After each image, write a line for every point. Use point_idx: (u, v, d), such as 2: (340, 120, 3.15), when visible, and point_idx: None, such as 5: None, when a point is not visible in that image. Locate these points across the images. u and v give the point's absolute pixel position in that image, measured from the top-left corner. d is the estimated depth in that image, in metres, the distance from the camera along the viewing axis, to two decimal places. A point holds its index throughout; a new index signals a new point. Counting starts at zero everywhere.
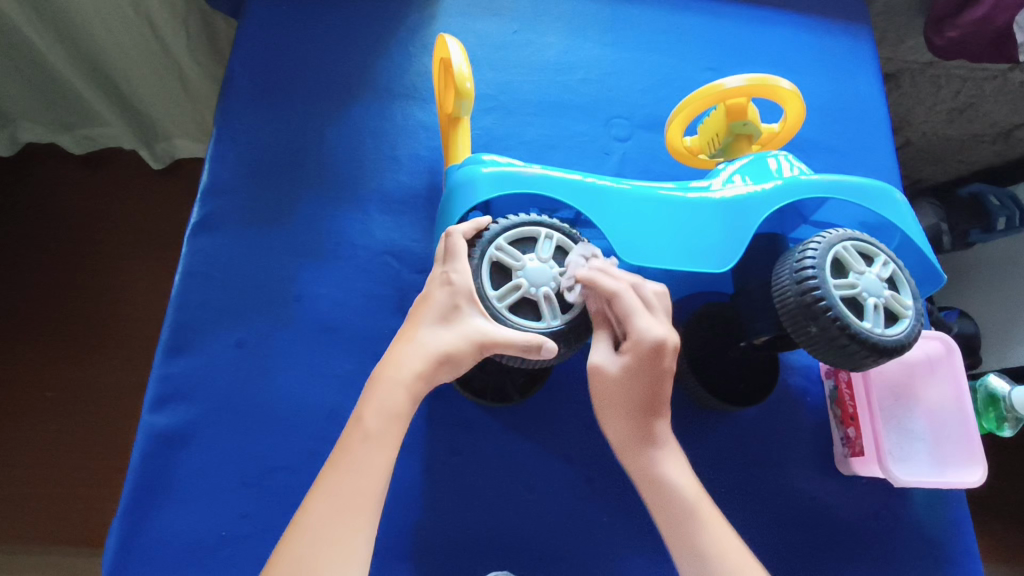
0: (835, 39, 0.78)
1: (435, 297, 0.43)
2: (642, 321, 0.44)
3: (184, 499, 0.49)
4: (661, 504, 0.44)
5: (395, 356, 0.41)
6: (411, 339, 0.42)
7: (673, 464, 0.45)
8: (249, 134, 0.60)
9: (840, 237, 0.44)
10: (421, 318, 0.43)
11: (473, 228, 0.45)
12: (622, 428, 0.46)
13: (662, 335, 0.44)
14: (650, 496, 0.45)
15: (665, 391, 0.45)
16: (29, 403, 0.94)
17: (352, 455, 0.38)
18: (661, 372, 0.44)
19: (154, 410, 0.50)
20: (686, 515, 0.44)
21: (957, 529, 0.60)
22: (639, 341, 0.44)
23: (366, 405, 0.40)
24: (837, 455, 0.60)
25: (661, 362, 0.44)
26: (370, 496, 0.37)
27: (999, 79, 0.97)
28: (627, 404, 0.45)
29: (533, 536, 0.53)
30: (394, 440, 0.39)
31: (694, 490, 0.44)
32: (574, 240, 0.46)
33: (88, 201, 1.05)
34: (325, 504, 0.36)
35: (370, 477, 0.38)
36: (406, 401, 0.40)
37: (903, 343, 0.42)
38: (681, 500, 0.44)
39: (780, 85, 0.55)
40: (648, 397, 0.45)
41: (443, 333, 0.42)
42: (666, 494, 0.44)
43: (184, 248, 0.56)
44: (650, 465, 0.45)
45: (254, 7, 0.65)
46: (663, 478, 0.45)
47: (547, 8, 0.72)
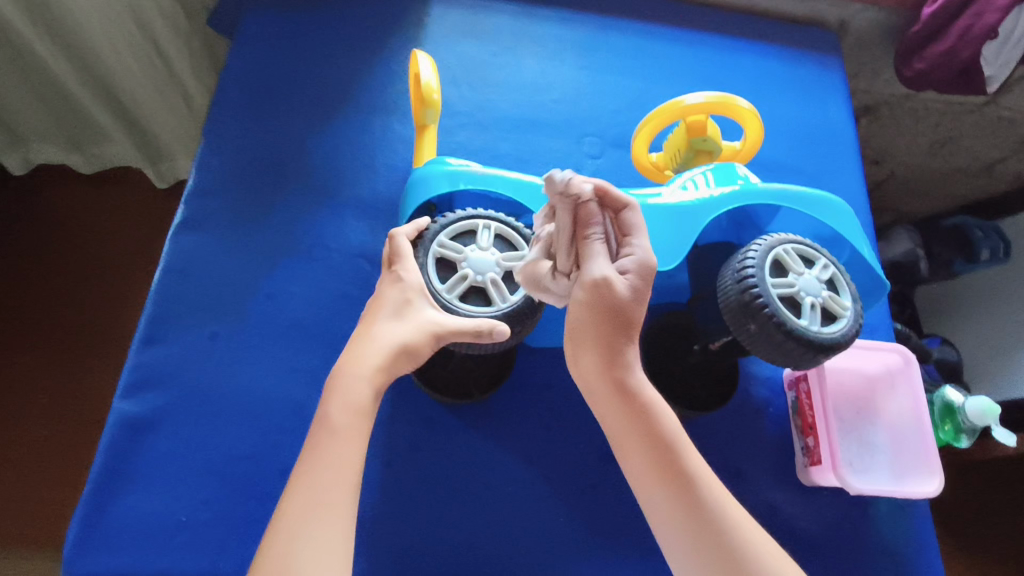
0: (806, 68, 0.81)
1: (386, 297, 0.44)
2: (594, 255, 0.39)
3: (148, 485, 0.50)
4: (643, 446, 0.40)
5: (352, 353, 0.41)
6: (367, 336, 0.42)
7: (651, 397, 0.40)
8: (235, 141, 0.64)
9: (781, 240, 0.46)
10: (376, 316, 0.43)
11: (415, 230, 0.47)
12: (593, 363, 0.40)
13: (611, 272, 0.39)
14: (627, 437, 0.40)
15: (633, 323, 0.39)
16: (21, 408, 0.96)
17: (322, 451, 0.38)
18: (617, 308, 0.38)
19: (125, 398, 0.52)
20: (669, 453, 0.39)
21: (920, 543, 0.59)
22: (586, 275, 0.39)
23: (330, 402, 0.39)
24: (798, 464, 0.60)
25: (614, 296, 0.38)
26: (344, 490, 0.37)
27: (976, 113, 0.99)
28: (591, 342, 0.39)
29: (491, 534, 0.53)
30: (363, 432, 0.39)
31: (676, 428, 0.40)
32: (514, 227, 0.49)
33: (93, 215, 1.09)
34: (299, 498, 0.36)
35: (342, 470, 0.37)
36: (370, 394, 0.40)
37: (841, 341, 0.43)
38: (665, 435, 0.39)
39: (738, 104, 0.59)
40: (613, 335, 0.39)
41: (398, 327, 0.43)
42: (648, 434, 0.40)
43: (166, 246, 0.58)
44: (632, 397, 0.40)
45: (247, 28, 0.70)
46: (645, 408, 0.40)
47: (527, 33, 0.76)
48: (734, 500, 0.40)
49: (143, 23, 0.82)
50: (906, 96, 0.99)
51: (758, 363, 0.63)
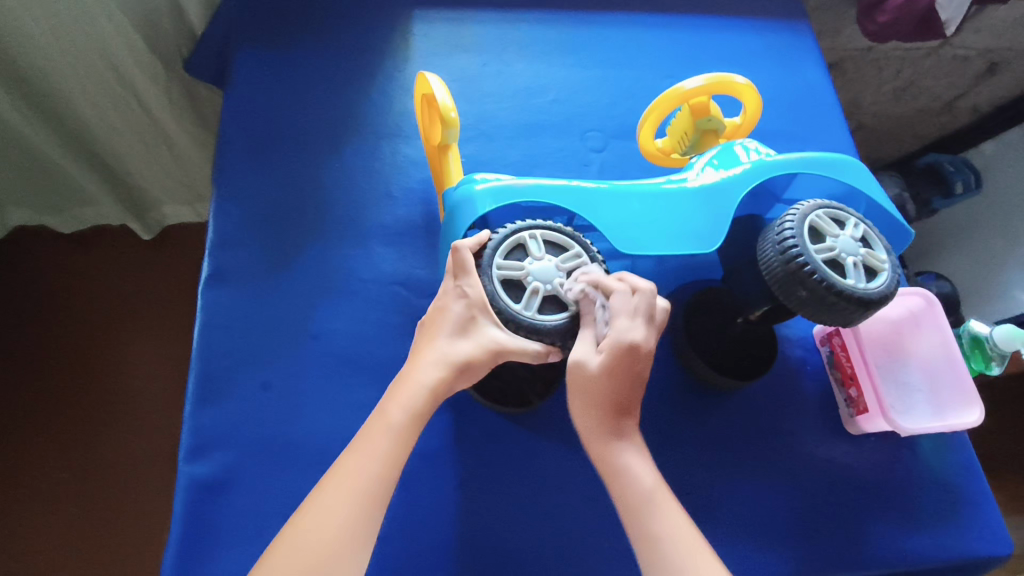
0: (778, 35, 0.84)
1: (452, 310, 0.46)
2: (626, 322, 0.45)
3: (230, 543, 0.50)
4: (622, 493, 0.45)
5: (417, 362, 0.45)
6: (431, 349, 0.46)
7: (636, 455, 0.45)
8: (247, 188, 0.64)
9: (813, 206, 0.48)
10: (441, 329, 0.46)
11: (477, 243, 0.47)
12: (591, 421, 0.46)
13: (642, 340, 0.45)
14: (613, 484, 0.45)
15: (636, 394, 0.46)
16: (46, 487, 0.94)
17: (371, 441, 0.42)
18: (635, 375, 0.45)
19: (191, 461, 0.52)
20: (643, 500, 0.44)
21: (966, 471, 0.62)
22: (615, 339, 0.45)
23: (389, 401, 0.44)
24: (843, 416, 0.63)
25: (634, 366, 0.45)
26: (383, 480, 0.41)
27: (933, 55, 1.03)
28: (599, 399, 0.46)
29: (571, 533, 0.55)
30: (411, 435, 0.43)
31: (654, 482, 0.45)
32: (557, 230, 0.48)
33: (83, 280, 1.07)
34: (336, 483, 0.40)
35: (383, 462, 0.41)
36: (423, 402, 0.44)
37: (885, 294, 0.46)
38: (640, 488, 0.44)
39: (735, 80, 0.60)
40: (621, 400, 0.45)
41: (460, 344, 0.45)
42: (630, 486, 0.44)
43: (200, 302, 0.58)
44: (614, 454, 0.45)
45: (237, 72, 0.69)
46: (625, 467, 0.45)
47: (511, 39, 0.77)
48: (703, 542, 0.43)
49: (118, 76, 0.80)
50: (869, 48, 1.03)
51: (789, 326, 0.66)
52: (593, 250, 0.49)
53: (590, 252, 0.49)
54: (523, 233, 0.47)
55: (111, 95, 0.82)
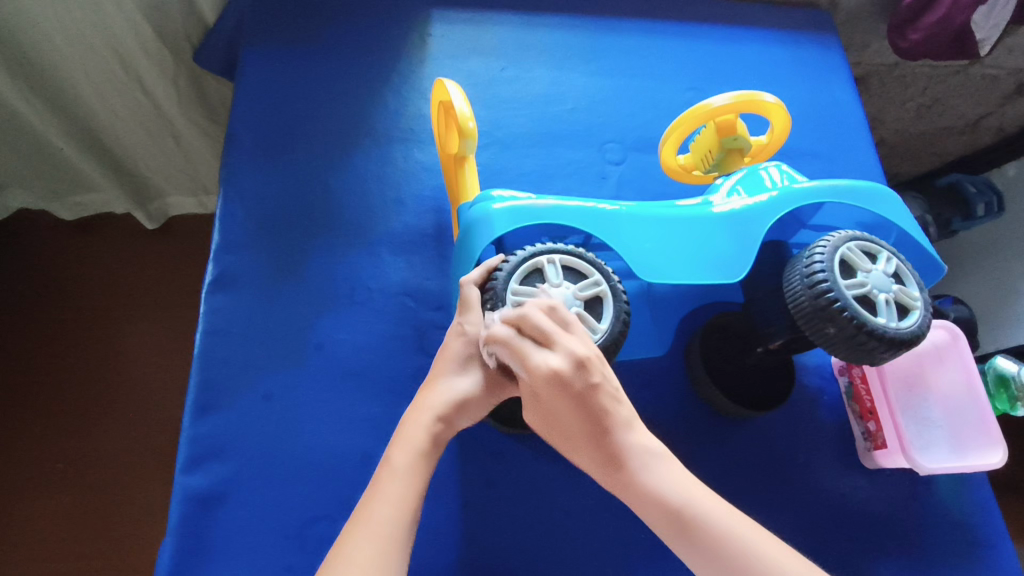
0: (805, 49, 0.82)
1: (451, 347, 0.45)
2: (535, 356, 0.40)
3: (223, 558, 0.49)
4: (656, 520, 0.39)
5: (419, 404, 0.43)
6: (434, 390, 0.44)
7: (655, 469, 0.40)
8: (255, 189, 0.62)
9: (844, 238, 0.46)
10: (441, 370, 0.45)
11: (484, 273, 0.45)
12: (591, 459, 0.41)
13: (557, 362, 0.40)
14: (640, 509, 0.40)
15: (601, 405, 0.40)
16: (40, 477, 0.92)
17: (382, 488, 0.39)
18: (577, 396, 0.40)
19: (188, 472, 0.51)
20: (681, 523, 0.38)
21: (983, 512, 0.61)
22: (534, 377, 0.40)
23: (393, 446, 0.41)
24: (860, 449, 0.61)
25: (571, 389, 0.40)
26: (401, 525, 0.38)
27: (961, 74, 1.00)
28: (579, 438, 0.41)
29: (576, 561, 0.53)
30: (424, 477, 0.40)
31: (684, 494, 0.39)
32: (575, 253, 0.46)
33: (84, 267, 1.05)
34: (356, 535, 0.37)
35: (401, 507, 0.38)
36: (428, 441, 0.41)
37: (917, 334, 0.44)
38: (667, 508, 0.39)
39: (764, 99, 0.58)
40: (589, 424, 0.40)
41: (461, 380, 0.44)
42: (661, 514, 0.39)
43: (202, 306, 0.57)
44: (632, 485, 0.40)
45: (247, 67, 0.67)
46: (648, 487, 0.39)
47: (530, 43, 0.75)
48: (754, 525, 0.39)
49: (126, 62, 0.78)
50: (895, 64, 1.00)
51: (806, 354, 0.64)
52: (614, 277, 0.47)
53: (611, 281, 0.46)
54: (540, 257, 0.45)
55: (118, 82, 0.80)
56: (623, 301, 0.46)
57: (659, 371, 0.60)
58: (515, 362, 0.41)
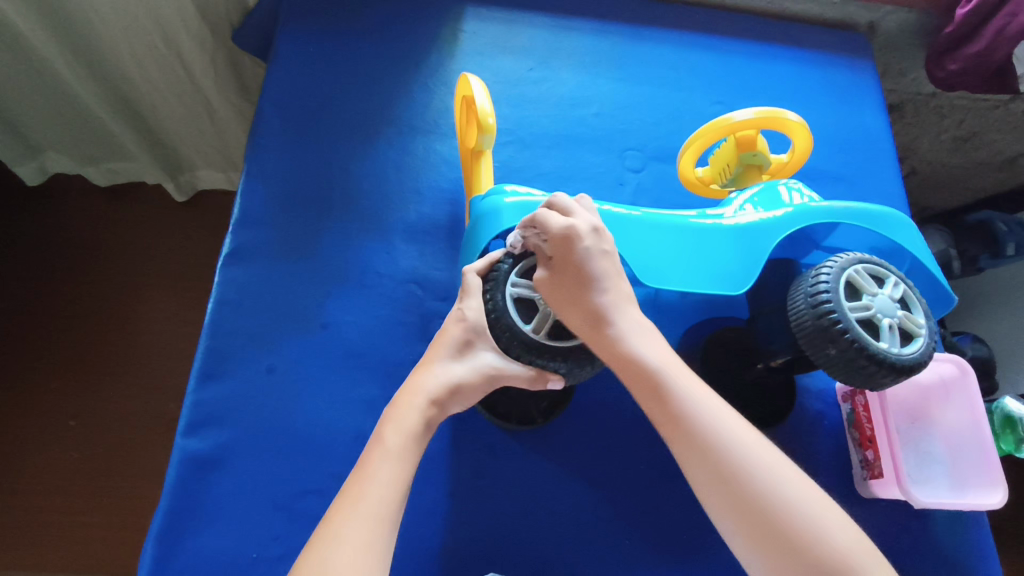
0: (838, 71, 0.81)
1: (449, 333, 0.45)
2: (553, 215, 0.45)
3: (214, 521, 0.50)
4: (631, 378, 0.42)
5: (412, 385, 0.43)
6: (428, 372, 0.44)
7: (642, 338, 0.42)
8: (278, 169, 0.63)
9: (852, 260, 0.46)
10: (436, 353, 0.44)
11: (487, 264, 0.47)
12: (574, 314, 0.43)
13: (576, 223, 0.44)
14: (622, 375, 0.42)
15: (601, 269, 0.43)
16: (54, 432, 0.95)
17: (373, 467, 0.39)
18: (583, 252, 0.43)
19: (188, 435, 0.52)
20: (654, 382, 0.41)
21: (979, 552, 0.59)
22: (552, 232, 0.44)
23: (385, 426, 0.41)
24: (856, 477, 0.60)
25: (581, 246, 0.44)
26: (390, 504, 0.38)
27: (1001, 108, 0.97)
28: (574, 292, 0.43)
29: (558, 561, 0.53)
30: (413, 458, 0.41)
31: (663, 359, 0.42)
32: None
33: (113, 233, 1.08)
34: (342, 511, 0.37)
35: (391, 487, 0.39)
36: (419, 423, 0.41)
37: (919, 362, 0.43)
38: (645, 368, 0.41)
39: (787, 117, 0.57)
40: (585, 278, 0.43)
41: (456, 367, 0.44)
42: (635, 370, 0.42)
43: (217, 277, 0.58)
44: (609, 338, 0.42)
45: (282, 49, 0.69)
46: (633, 358, 0.42)
47: (560, 46, 0.75)
48: (787, 465, 0.39)
49: (168, 37, 0.80)
50: (932, 94, 0.98)
51: (810, 376, 0.63)
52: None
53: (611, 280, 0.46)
54: None
55: (159, 55, 0.83)
56: None
57: None
58: (536, 231, 0.45)
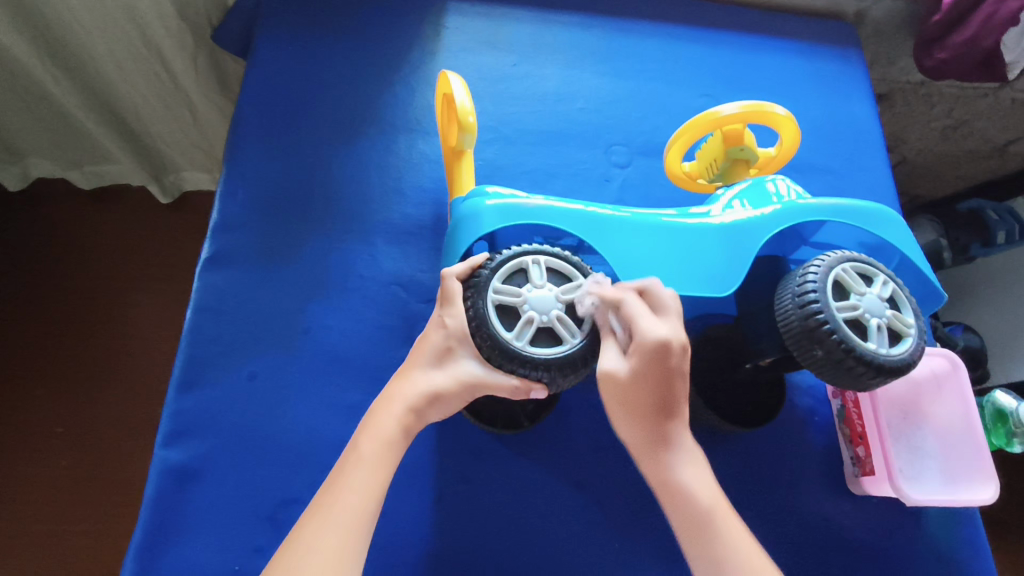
0: (826, 62, 0.80)
1: (430, 339, 0.44)
2: (644, 321, 0.42)
3: (195, 534, 0.49)
4: (680, 516, 0.41)
5: (391, 393, 0.42)
6: (407, 380, 0.43)
7: (692, 469, 0.41)
8: (257, 171, 0.62)
9: (839, 259, 0.45)
10: (416, 361, 0.43)
11: (467, 269, 0.45)
12: (636, 431, 0.42)
13: (669, 335, 0.41)
14: (666, 502, 0.41)
15: (676, 393, 0.41)
16: (39, 440, 0.94)
17: (346, 476, 0.38)
18: (667, 373, 0.41)
19: (167, 446, 0.51)
20: (704, 525, 0.40)
21: (972, 548, 0.59)
22: (641, 340, 0.41)
23: (361, 434, 0.40)
24: (848, 474, 0.60)
25: (668, 363, 0.41)
26: (365, 512, 0.37)
27: (991, 97, 0.97)
28: (640, 408, 0.41)
29: (546, 566, 0.52)
30: (388, 468, 0.40)
31: (713, 496, 0.41)
32: (562, 257, 0.45)
33: (97, 237, 1.07)
34: (314, 523, 0.37)
35: (365, 495, 0.38)
36: (397, 432, 0.41)
37: (908, 362, 0.43)
38: (697, 507, 0.40)
39: (775, 111, 0.57)
40: (660, 402, 0.41)
41: (436, 375, 0.43)
42: (686, 505, 0.40)
43: (196, 283, 0.57)
44: (665, 470, 0.41)
45: (260, 48, 0.67)
46: (678, 482, 0.41)
47: (545, 40, 0.74)
48: None
49: (145, 35, 0.79)
50: (922, 82, 0.98)
51: (800, 373, 0.63)
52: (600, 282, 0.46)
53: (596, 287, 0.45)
54: (526, 257, 0.45)
55: (137, 55, 0.81)
56: None
57: None
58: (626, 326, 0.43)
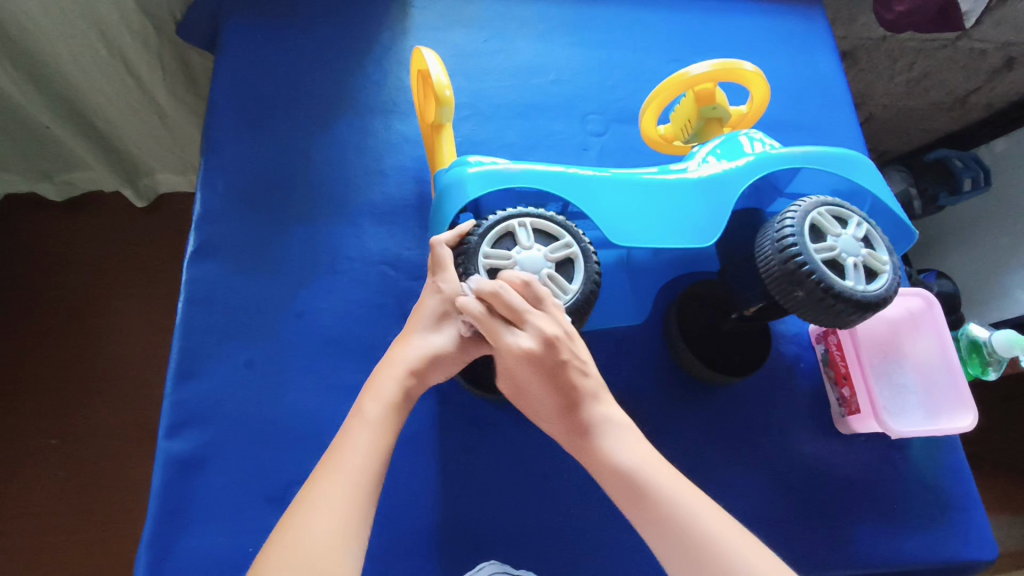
0: (790, 21, 0.81)
1: (427, 305, 0.46)
2: (500, 339, 0.43)
3: (207, 520, 0.50)
4: (612, 485, 0.41)
5: (393, 356, 0.44)
6: (408, 343, 0.45)
7: (618, 445, 0.41)
8: (236, 160, 0.62)
9: (815, 203, 0.47)
10: (415, 325, 0.45)
11: (456, 236, 0.46)
12: (559, 427, 0.44)
13: (524, 344, 0.42)
14: (596, 475, 0.42)
15: (569, 380, 0.43)
16: (34, 453, 0.93)
17: (352, 437, 0.39)
18: (551, 372, 0.43)
19: (171, 437, 0.52)
20: (632, 489, 0.40)
21: (955, 475, 0.62)
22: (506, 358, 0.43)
23: (364, 398, 0.41)
24: (835, 415, 0.62)
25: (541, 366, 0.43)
26: (369, 473, 0.38)
27: (950, 48, 1.00)
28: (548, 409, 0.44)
29: (552, 524, 0.54)
30: (393, 428, 0.41)
31: (637, 460, 0.41)
32: (548, 218, 0.46)
33: (73, 245, 1.05)
34: (324, 481, 0.37)
35: (370, 455, 0.39)
36: (399, 393, 0.42)
37: (885, 297, 0.45)
38: (623, 475, 0.40)
39: (744, 68, 0.58)
40: (561, 398, 0.43)
41: (435, 338, 0.45)
42: (615, 478, 0.41)
43: (184, 275, 0.57)
44: (588, 447, 0.42)
45: (228, 39, 0.67)
46: (606, 452, 0.41)
47: (513, 14, 0.74)
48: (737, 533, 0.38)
49: (108, 37, 0.78)
50: (883, 37, 1.00)
51: (784, 322, 0.65)
52: (586, 239, 0.47)
53: (583, 244, 0.46)
54: (513, 220, 0.46)
55: (102, 58, 0.80)
56: (595, 263, 0.46)
57: (637, 340, 0.61)
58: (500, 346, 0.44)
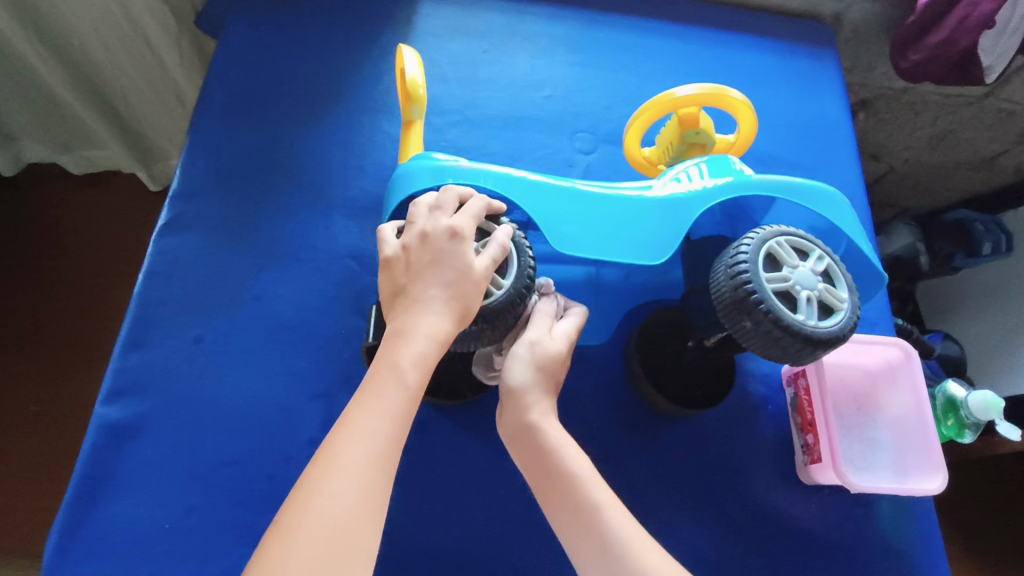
0: (799, 61, 0.80)
1: (428, 264, 0.41)
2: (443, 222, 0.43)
3: (130, 490, 0.49)
4: (543, 466, 0.43)
5: (395, 344, 0.39)
6: (416, 317, 0.40)
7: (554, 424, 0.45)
8: (220, 142, 0.63)
9: (774, 232, 0.45)
10: (418, 290, 0.40)
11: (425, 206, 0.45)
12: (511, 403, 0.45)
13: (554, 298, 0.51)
14: (529, 456, 0.44)
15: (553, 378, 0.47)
16: (18, 417, 0.95)
17: (343, 468, 0.34)
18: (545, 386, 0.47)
19: (108, 404, 0.51)
20: (565, 474, 0.42)
21: (924, 541, 0.58)
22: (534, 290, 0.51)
23: (361, 412, 0.36)
24: (798, 463, 0.59)
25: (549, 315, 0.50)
26: (367, 515, 0.34)
27: (976, 105, 0.96)
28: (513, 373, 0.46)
29: (482, 539, 0.52)
30: (392, 459, 0.36)
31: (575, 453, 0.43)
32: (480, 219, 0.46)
33: (85, 219, 1.08)
34: (307, 524, 0.32)
35: (363, 493, 0.34)
36: (414, 393, 0.38)
37: (838, 335, 0.42)
38: (561, 460, 0.43)
39: (730, 95, 0.57)
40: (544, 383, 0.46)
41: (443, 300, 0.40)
42: (550, 458, 0.43)
43: (151, 248, 0.58)
44: (534, 428, 0.44)
45: (231, 29, 0.69)
46: (545, 437, 0.44)
47: (516, 29, 0.75)
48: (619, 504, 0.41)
49: (132, 18, 0.80)
50: (904, 89, 0.96)
51: (755, 360, 0.62)
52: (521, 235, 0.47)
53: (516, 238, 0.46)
54: None
55: (125, 37, 0.83)
56: (529, 257, 0.46)
57: (596, 362, 0.59)
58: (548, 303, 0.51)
